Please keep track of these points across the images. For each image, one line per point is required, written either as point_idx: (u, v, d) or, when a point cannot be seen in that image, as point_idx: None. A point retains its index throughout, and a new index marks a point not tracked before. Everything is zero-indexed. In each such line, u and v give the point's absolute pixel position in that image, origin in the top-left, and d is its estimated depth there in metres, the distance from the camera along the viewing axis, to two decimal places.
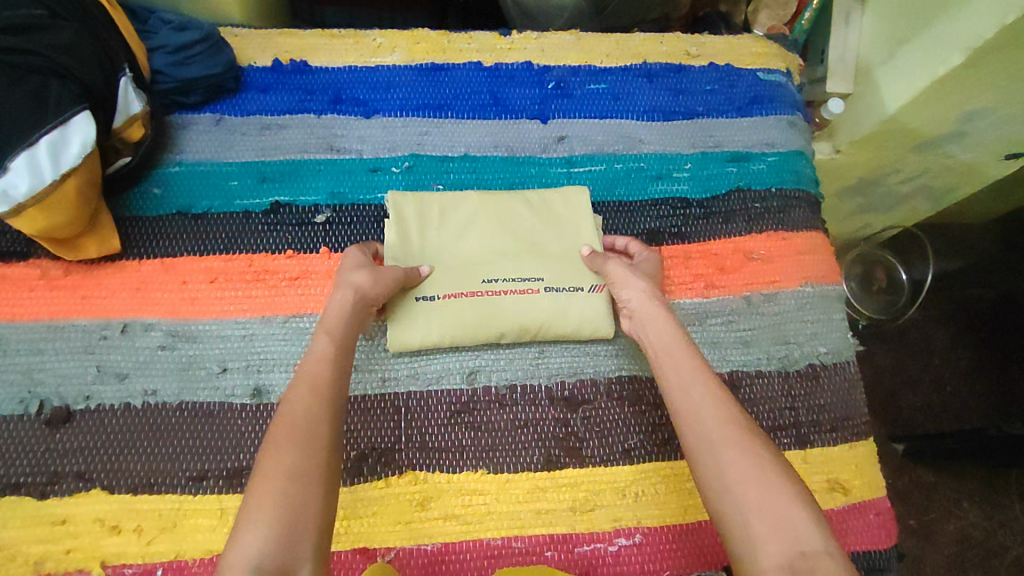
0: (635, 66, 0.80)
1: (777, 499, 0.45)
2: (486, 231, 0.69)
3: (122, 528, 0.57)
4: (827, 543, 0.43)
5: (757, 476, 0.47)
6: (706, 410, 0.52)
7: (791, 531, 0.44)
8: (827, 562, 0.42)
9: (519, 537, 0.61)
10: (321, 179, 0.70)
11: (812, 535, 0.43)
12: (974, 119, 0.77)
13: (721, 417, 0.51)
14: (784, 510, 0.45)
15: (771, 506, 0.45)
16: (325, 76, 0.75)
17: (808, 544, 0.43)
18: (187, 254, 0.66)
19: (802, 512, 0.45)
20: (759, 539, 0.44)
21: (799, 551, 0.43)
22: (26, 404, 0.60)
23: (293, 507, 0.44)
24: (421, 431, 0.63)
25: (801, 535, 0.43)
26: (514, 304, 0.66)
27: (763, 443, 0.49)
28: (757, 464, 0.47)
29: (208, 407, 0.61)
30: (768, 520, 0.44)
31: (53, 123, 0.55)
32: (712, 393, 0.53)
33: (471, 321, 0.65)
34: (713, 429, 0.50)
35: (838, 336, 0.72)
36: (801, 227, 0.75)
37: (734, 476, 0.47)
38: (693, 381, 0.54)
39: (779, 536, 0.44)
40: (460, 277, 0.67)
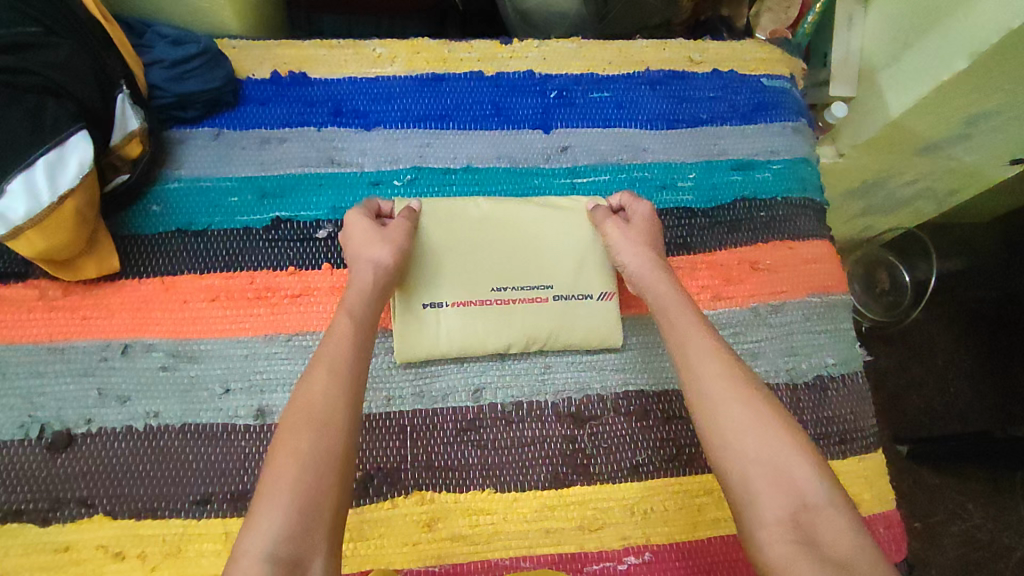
0: (638, 74, 0.79)
1: (778, 455, 0.48)
2: (492, 240, 0.68)
3: (126, 554, 0.56)
4: (829, 494, 0.46)
5: (756, 432, 0.49)
6: (704, 366, 0.53)
7: (792, 485, 0.47)
8: (828, 513, 0.45)
9: (528, 556, 0.60)
10: (322, 194, 0.69)
11: (813, 490, 0.46)
12: (979, 122, 0.77)
13: (719, 372, 0.53)
14: (784, 464, 0.47)
15: (772, 460, 0.48)
16: (324, 88, 0.73)
17: (809, 499, 0.46)
18: (186, 273, 0.65)
19: (802, 466, 0.47)
20: (760, 496, 0.47)
21: (801, 503, 0.46)
22: (27, 429, 0.59)
23: (309, 499, 0.44)
24: (427, 450, 0.63)
25: (801, 488, 0.46)
26: (523, 316, 0.66)
27: (763, 396, 0.51)
28: (755, 420, 0.49)
29: (211, 428, 0.60)
30: (768, 474, 0.47)
31: (50, 144, 0.54)
32: (712, 351, 0.54)
33: (480, 332, 0.65)
34: (715, 387, 0.52)
35: (846, 346, 0.72)
36: (808, 236, 0.75)
37: (735, 433, 0.49)
38: (691, 337, 0.55)
39: (779, 492, 0.46)
40: (468, 287, 0.66)
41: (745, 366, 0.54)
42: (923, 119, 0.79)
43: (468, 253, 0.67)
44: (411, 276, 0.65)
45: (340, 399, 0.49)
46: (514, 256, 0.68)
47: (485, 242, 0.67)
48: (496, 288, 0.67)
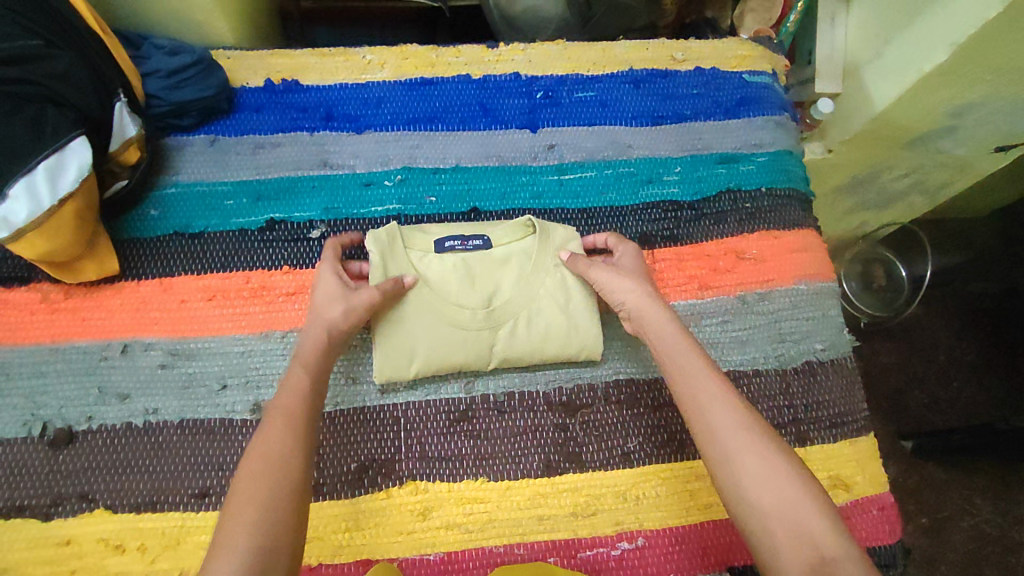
0: (621, 73, 0.81)
1: (796, 508, 0.47)
2: (435, 280, 0.67)
3: (126, 547, 0.57)
4: (846, 547, 0.45)
5: (777, 486, 0.48)
6: (718, 417, 0.53)
7: (810, 536, 0.45)
8: (848, 566, 0.43)
9: (521, 543, 0.61)
10: (316, 196, 0.71)
11: (831, 544, 0.45)
12: (965, 113, 0.77)
13: (734, 422, 0.52)
14: (802, 518, 0.46)
15: (788, 514, 0.47)
16: (316, 95, 0.76)
17: (827, 552, 0.44)
18: (184, 274, 0.67)
19: (819, 519, 0.46)
20: (780, 551, 0.46)
21: (817, 556, 0.44)
22: (30, 426, 0.61)
23: (269, 534, 0.44)
24: (420, 441, 0.64)
25: (818, 540, 0.45)
26: (470, 344, 0.65)
27: (778, 449, 0.50)
28: (775, 471, 0.49)
29: (209, 424, 0.62)
30: (787, 527, 0.46)
31: (51, 149, 0.57)
32: (725, 401, 0.53)
33: (528, 343, 0.66)
34: (732, 437, 0.51)
35: (834, 332, 0.72)
36: (793, 225, 0.76)
37: (752, 487, 0.49)
38: (703, 383, 0.55)
39: (798, 545, 0.45)
40: (525, 293, 0.68)
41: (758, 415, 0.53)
42: (908, 112, 0.79)
43: (515, 272, 0.68)
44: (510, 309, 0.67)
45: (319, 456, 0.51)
46: (440, 296, 0.66)
47: (484, 270, 0.68)
48: (473, 304, 0.66)
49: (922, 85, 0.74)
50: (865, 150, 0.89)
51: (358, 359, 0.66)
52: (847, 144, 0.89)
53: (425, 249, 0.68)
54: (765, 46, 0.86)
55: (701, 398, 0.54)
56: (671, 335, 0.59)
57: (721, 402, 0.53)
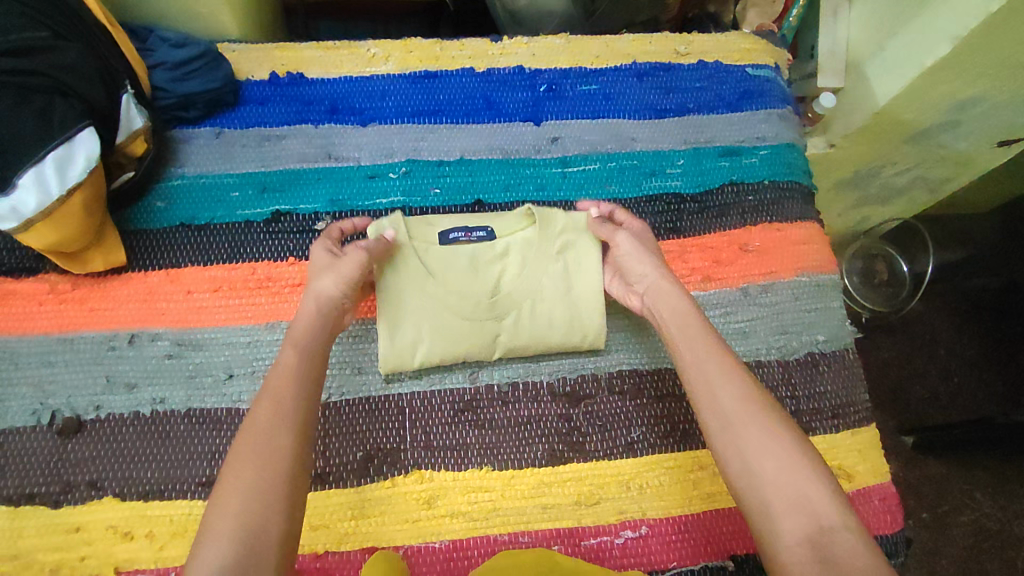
0: (624, 66, 0.82)
1: (796, 480, 0.48)
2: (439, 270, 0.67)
3: (134, 534, 0.58)
4: (844, 518, 0.46)
5: (778, 458, 0.49)
6: (722, 388, 0.53)
7: (809, 507, 0.46)
8: (845, 537, 0.44)
9: (525, 532, 0.62)
10: (321, 187, 0.72)
11: (829, 513, 0.46)
12: (967, 107, 0.78)
13: (737, 394, 0.53)
14: (803, 488, 0.47)
15: (787, 485, 0.47)
16: (321, 88, 0.76)
17: (825, 521, 0.45)
18: (190, 265, 0.67)
19: (818, 491, 0.47)
20: (780, 519, 0.47)
21: (816, 526, 0.45)
22: (39, 416, 0.62)
23: (258, 524, 0.44)
24: (425, 430, 0.64)
25: (816, 509, 0.46)
26: (474, 333, 0.66)
27: (780, 423, 0.51)
28: (777, 444, 0.49)
29: (216, 413, 0.62)
30: (787, 498, 0.47)
31: (59, 139, 0.57)
32: (729, 373, 0.54)
33: (533, 331, 0.66)
34: (735, 413, 0.52)
35: (836, 323, 0.73)
36: (795, 218, 0.76)
37: (753, 459, 0.49)
38: (707, 356, 0.56)
39: (797, 513, 0.46)
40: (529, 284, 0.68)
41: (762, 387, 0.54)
42: (909, 106, 0.79)
43: (517, 262, 0.69)
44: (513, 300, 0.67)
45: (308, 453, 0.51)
46: (445, 285, 0.66)
47: (486, 261, 0.68)
48: (477, 292, 0.67)
49: (924, 78, 0.74)
50: (868, 145, 0.89)
51: (365, 349, 0.67)
52: (849, 139, 0.89)
53: (428, 241, 0.68)
54: (767, 40, 0.86)
55: (706, 375, 0.55)
56: (679, 308, 0.60)
57: (726, 373, 0.54)
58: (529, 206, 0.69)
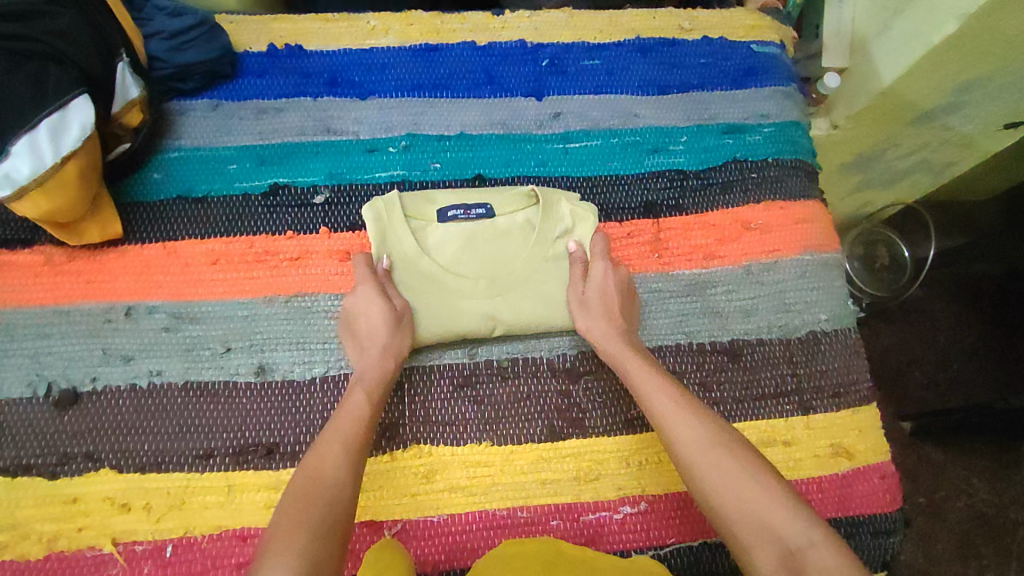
0: (628, 42, 0.80)
1: (760, 508, 0.50)
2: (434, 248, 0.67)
3: (131, 506, 0.58)
4: (810, 533, 0.47)
5: (741, 489, 0.51)
6: (677, 432, 0.56)
7: (774, 533, 0.48)
8: (814, 552, 0.46)
9: (525, 507, 0.61)
10: (319, 160, 0.71)
11: (795, 534, 0.48)
12: (973, 88, 0.76)
13: (692, 434, 0.55)
14: (764, 515, 0.49)
15: (751, 514, 0.50)
16: (320, 60, 0.75)
17: (792, 543, 0.47)
18: (188, 237, 0.66)
19: (781, 513, 0.49)
20: (752, 552, 0.49)
21: (786, 550, 0.47)
22: (35, 387, 0.61)
23: None
24: (424, 405, 0.64)
25: (782, 533, 0.48)
26: (469, 311, 0.65)
27: (737, 452, 0.53)
28: (735, 476, 0.52)
29: (214, 386, 0.62)
30: (753, 529, 0.49)
31: (54, 106, 0.56)
32: (681, 415, 0.56)
33: (525, 312, 0.66)
34: (693, 453, 0.54)
35: (839, 303, 0.72)
36: (799, 196, 0.75)
37: (716, 497, 0.52)
38: (657, 401, 0.58)
39: (766, 541, 0.48)
40: (528, 266, 0.68)
41: (713, 418, 0.56)
42: (915, 86, 0.78)
43: (516, 242, 0.68)
44: (511, 279, 0.67)
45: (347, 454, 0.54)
46: (441, 262, 0.67)
47: (486, 237, 0.68)
48: (471, 269, 0.67)
49: (931, 57, 0.73)
50: (872, 126, 0.88)
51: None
52: (852, 120, 0.88)
53: (426, 219, 0.68)
54: (772, 17, 0.85)
55: (660, 418, 0.57)
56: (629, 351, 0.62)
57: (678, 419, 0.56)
58: (531, 189, 0.69)
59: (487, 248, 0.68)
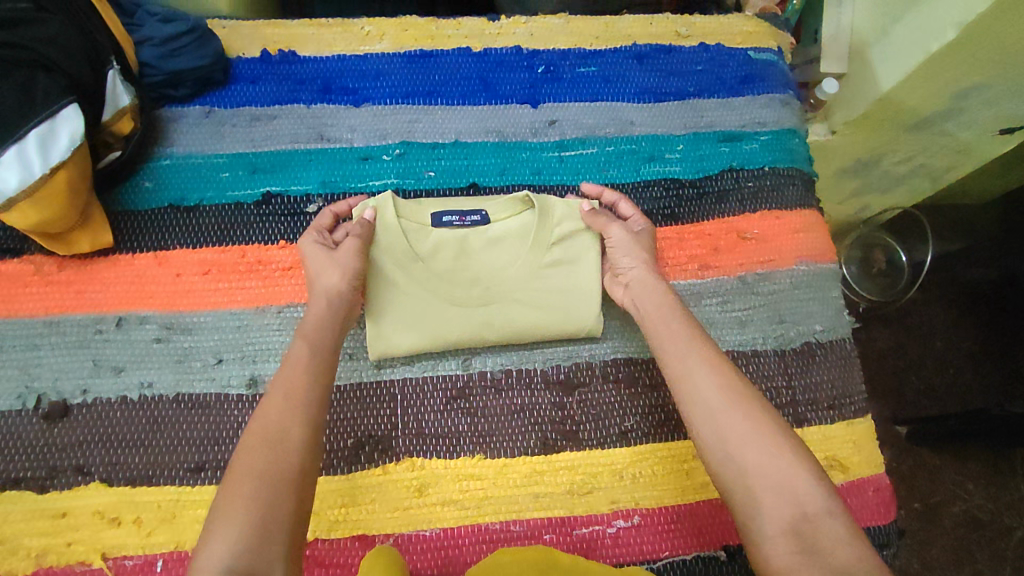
0: (625, 48, 0.80)
1: (781, 465, 0.48)
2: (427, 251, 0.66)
3: (121, 520, 0.57)
4: (827, 503, 0.47)
5: (763, 447, 0.49)
6: (703, 379, 0.54)
7: (793, 495, 0.47)
8: (827, 522, 0.46)
9: (518, 521, 0.61)
10: (312, 169, 0.70)
11: (813, 500, 0.47)
12: (969, 96, 0.76)
13: (718, 383, 0.53)
14: (784, 475, 0.48)
15: (770, 471, 0.48)
16: (314, 66, 0.74)
17: (810, 508, 0.46)
18: (179, 247, 0.66)
19: (801, 475, 0.48)
20: (764, 508, 0.47)
21: (801, 513, 0.46)
22: (24, 399, 0.61)
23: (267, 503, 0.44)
24: (417, 417, 0.63)
25: (802, 496, 0.47)
26: (461, 321, 0.65)
27: (763, 412, 0.52)
28: (760, 432, 0.50)
29: (205, 398, 0.61)
30: (770, 486, 0.48)
31: (42, 116, 0.55)
32: (709, 365, 0.55)
33: (513, 318, 0.65)
34: (717, 406, 0.52)
35: (834, 313, 0.72)
36: (795, 206, 0.75)
37: (736, 448, 0.50)
38: (687, 350, 0.56)
39: (781, 501, 0.47)
40: (522, 274, 0.67)
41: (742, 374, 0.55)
42: (913, 93, 0.78)
43: (509, 250, 0.68)
44: (503, 290, 0.66)
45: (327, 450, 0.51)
46: (436, 267, 0.66)
47: (479, 246, 0.67)
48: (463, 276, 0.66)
49: (928, 64, 0.72)
50: (869, 133, 0.88)
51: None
52: (849, 126, 0.88)
53: (418, 224, 0.67)
54: (770, 24, 0.84)
55: (688, 366, 0.56)
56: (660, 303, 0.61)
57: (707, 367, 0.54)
58: (524, 194, 0.67)
59: (480, 257, 0.67)
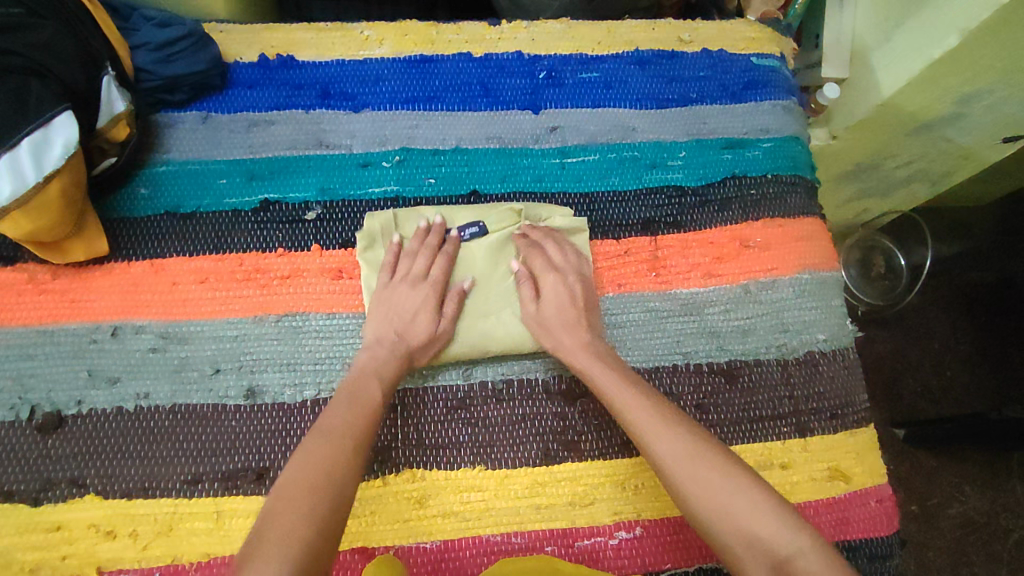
0: (627, 54, 0.79)
1: (747, 515, 0.49)
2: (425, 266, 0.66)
3: (117, 533, 0.57)
4: (799, 541, 0.47)
5: (734, 500, 0.50)
6: (660, 441, 0.55)
7: (764, 543, 0.48)
8: (806, 559, 0.46)
9: (519, 533, 0.61)
10: (311, 175, 0.69)
11: (785, 542, 0.47)
12: (972, 101, 0.75)
13: (673, 443, 0.54)
14: (753, 523, 0.49)
15: (738, 524, 0.49)
16: (312, 70, 0.73)
17: (782, 551, 0.47)
18: (176, 255, 0.65)
19: (768, 521, 0.49)
20: (742, 560, 0.49)
21: (777, 560, 0.47)
22: (17, 410, 0.60)
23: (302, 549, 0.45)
24: (417, 428, 0.63)
25: (772, 542, 0.48)
26: (469, 332, 0.65)
27: (728, 464, 0.53)
28: (722, 484, 0.51)
29: (202, 409, 0.61)
30: (742, 538, 0.49)
31: (36, 124, 0.54)
32: (664, 422, 0.56)
33: (514, 320, 0.66)
34: (682, 467, 0.53)
35: (837, 322, 0.71)
36: (798, 214, 0.74)
37: (703, 506, 0.51)
38: (638, 409, 0.57)
39: (754, 551, 0.48)
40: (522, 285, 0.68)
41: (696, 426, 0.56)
42: (915, 100, 0.77)
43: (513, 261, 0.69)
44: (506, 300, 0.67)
45: (334, 479, 0.50)
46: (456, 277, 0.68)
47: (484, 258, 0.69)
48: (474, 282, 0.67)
49: (930, 71, 0.71)
50: (870, 138, 0.87)
51: (332, 344, 0.64)
52: (851, 132, 0.87)
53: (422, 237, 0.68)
54: (773, 28, 0.84)
55: (640, 426, 0.56)
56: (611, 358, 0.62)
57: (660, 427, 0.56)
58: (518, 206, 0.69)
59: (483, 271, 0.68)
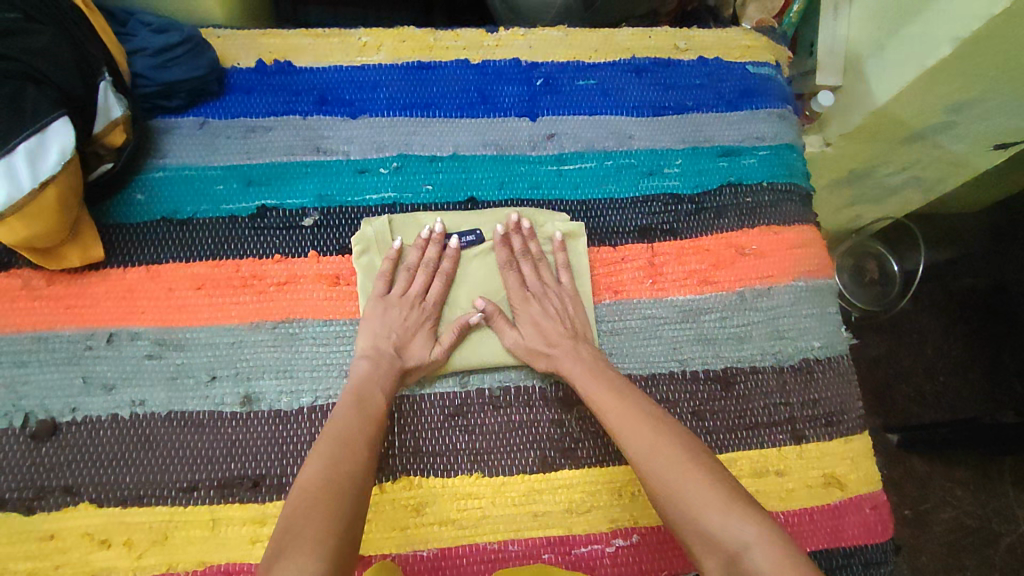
0: (624, 61, 0.79)
1: (703, 510, 0.49)
2: (426, 282, 0.67)
3: (111, 542, 0.56)
4: (753, 534, 0.47)
5: (690, 497, 0.50)
6: (631, 436, 0.56)
7: (718, 541, 0.48)
8: (754, 553, 0.45)
9: (516, 540, 0.61)
10: (308, 181, 0.69)
11: (737, 538, 0.47)
12: (964, 109, 0.76)
13: (642, 439, 0.55)
14: (708, 519, 0.49)
15: (697, 520, 0.49)
16: (310, 76, 0.73)
17: (733, 548, 0.47)
18: (172, 261, 0.65)
19: (721, 516, 0.48)
20: (702, 555, 0.49)
21: (729, 555, 0.47)
22: (10, 418, 0.60)
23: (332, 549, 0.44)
24: (415, 435, 0.63)
25: (724, 538, 0.47)
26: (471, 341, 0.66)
27: (688, 459, 0.53)
28: (683, 480, 0.51)
29: (198, 416, 0.60)
30: (699, 535, 0.49)
31: (31, 129, 0.54)
32: (635, 418, 0.57)
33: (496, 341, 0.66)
34: (648, 463, 0.54)
35: (833, 329, 0.72)
36: (793, 222, 0.75)
37: (667, 502, 0.52)
38: (613, 406, 0.58)
39: (712, 547, 0.48)
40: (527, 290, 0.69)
41: (667, 422, 0.57)
42: (909, 108, 0.78)
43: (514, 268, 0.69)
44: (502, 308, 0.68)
45: (332, 483, 0.49)
46: (465, 294, 0.69)
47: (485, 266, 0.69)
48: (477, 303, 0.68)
49: (923, 80, 0.72)
50: (865, 146, 0.88)
51: (329, 350, 0.64)
52: (845, 139, 0.88)
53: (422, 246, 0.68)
54: (768, 37, 0.84)
55: (614, 423, 0.57)
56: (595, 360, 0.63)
57: (630, 422, 0.57)
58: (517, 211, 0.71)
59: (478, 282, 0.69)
